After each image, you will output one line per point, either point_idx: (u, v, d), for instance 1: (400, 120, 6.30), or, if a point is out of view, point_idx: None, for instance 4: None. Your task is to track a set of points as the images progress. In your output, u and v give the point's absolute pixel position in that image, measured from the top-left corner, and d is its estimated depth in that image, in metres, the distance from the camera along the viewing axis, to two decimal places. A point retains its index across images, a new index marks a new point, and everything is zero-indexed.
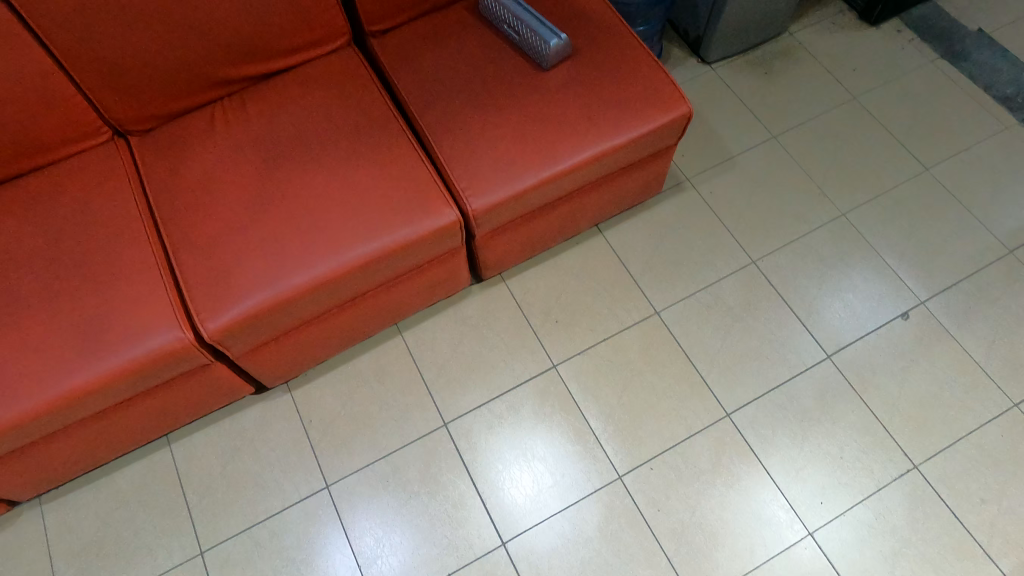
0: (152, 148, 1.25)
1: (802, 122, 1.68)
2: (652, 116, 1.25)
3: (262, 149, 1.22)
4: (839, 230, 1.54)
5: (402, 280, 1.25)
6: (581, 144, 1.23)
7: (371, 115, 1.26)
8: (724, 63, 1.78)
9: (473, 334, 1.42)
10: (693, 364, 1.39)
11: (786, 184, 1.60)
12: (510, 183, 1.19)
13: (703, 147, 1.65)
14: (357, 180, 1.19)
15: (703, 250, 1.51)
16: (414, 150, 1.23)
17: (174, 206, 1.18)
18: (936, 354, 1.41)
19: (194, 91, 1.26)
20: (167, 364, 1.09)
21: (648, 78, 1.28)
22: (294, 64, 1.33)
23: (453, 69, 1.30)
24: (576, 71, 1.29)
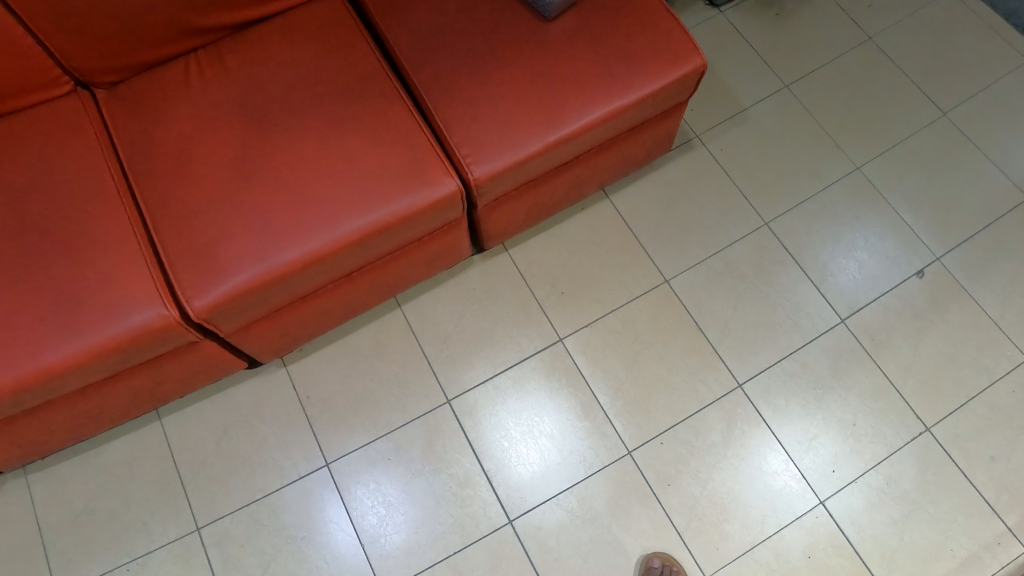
0: (121, 103, 1.15)
1: (817, 68, 1.54)
2: (665, 72, 1.16)
3: (244, 110, 1.12)
4: (855, 187, 1.43)
5: (401, 253, 1.18)
6: (589, 105, 1.14)
7: (362, 72, 1.16)
8: (735, 5, 1.62)
9: (475, 306, 1.36)
10: (704, 334, 1.34)
11: (798, 136, 1.48)
12: (514, 149, 1.11)
13: (712, 99, 1.52)
14: (349, 145, 1.10)
15: (714, 211, 1.42)
16: (409, 111, 1.14)
17: (148, 171, 1.09)
18: (952, 312, 1.35)
19: (166, 40, 1.15)
20: (151, 342, 1.02)
21: (661, 28, 1.18)
22: (274, 11, 1.21)
23: (449, 21, 1.19)
24: (582, 22, 1.18)
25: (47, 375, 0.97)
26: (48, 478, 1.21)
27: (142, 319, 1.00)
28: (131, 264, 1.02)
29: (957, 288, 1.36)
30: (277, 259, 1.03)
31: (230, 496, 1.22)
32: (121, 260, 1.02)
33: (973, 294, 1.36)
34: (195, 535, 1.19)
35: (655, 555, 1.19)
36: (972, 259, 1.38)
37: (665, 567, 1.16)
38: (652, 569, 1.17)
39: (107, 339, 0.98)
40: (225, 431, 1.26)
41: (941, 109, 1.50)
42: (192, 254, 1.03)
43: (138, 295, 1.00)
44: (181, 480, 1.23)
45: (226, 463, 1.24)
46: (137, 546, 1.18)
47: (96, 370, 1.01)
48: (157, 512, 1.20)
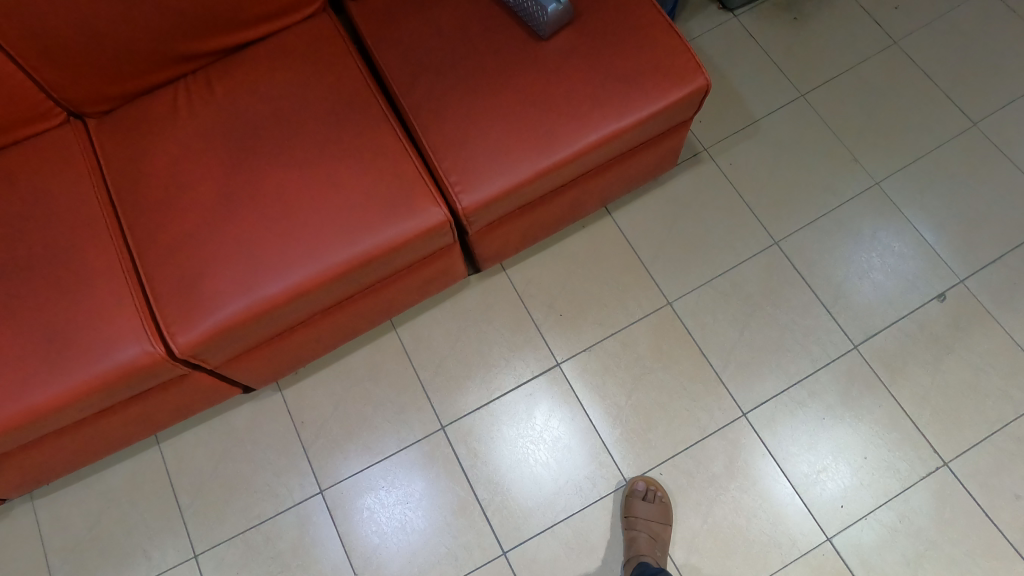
0: (111, 133, 1.13)
1: (835, 76, 1.46)
2: (664, 92, 1.10)
3: (230, 138, 1.10)
4: (873, 204, 1.35)
5: (391, 281, 1.16)
6: (584, 128, 1.09)
7: (350, 96, 1.13)
8: (749, 9, 1.54)
9: (471, 328, 1.33)
10: (708, 359, 1.29)
11: (814, 149, 1.40)
12: (504, 177, 1.08)
13: (722, 111, 1.44)
14: (334, 174, 1.07)
15: (722, 229, 1.36)
16: (398, 137, 1.10)
17: (135, 204, 1.08)
18: (975, 338, 1.27)
19: (155, 67, 1.14)
20: (138, 378, 1.02)
21: (661, 45, 1.12)
22: (263, 35, 1.18)
23: (440, 40, 1.15)
24: (578, 40, 1.13)
25: (36, 413, 0.98)
26: (53, 502, 1.24)
27: (128, 356, 1.00)
28: (118, 300, 1.02)
29: (982, 312, 1.28)
30: (261, 292, 1.02)
31: (226, 522, 1.23)
32: (108, 296, 1.02)
33: (998, 319, 1.28)
34: (192, 562, 1.20)
35: (640, 479, 1.22)
36: (1000, 282, 1.29)
37: (649, 491, 1.20)
38: (636, 492, 1.20)
39: (94, 376, 0.99)
40: (221, 456, 1.26)
41: (971, 119, 1.40)
42: (176, 289, 1.02)
43: (123, 332, 1.01)
44: (179, 505, 1.24)
45: (222, 487, 1.25)
46: (137, 571, 1.20)
47: (86, 406, 1.02)
48: (156, 537, 1.22)
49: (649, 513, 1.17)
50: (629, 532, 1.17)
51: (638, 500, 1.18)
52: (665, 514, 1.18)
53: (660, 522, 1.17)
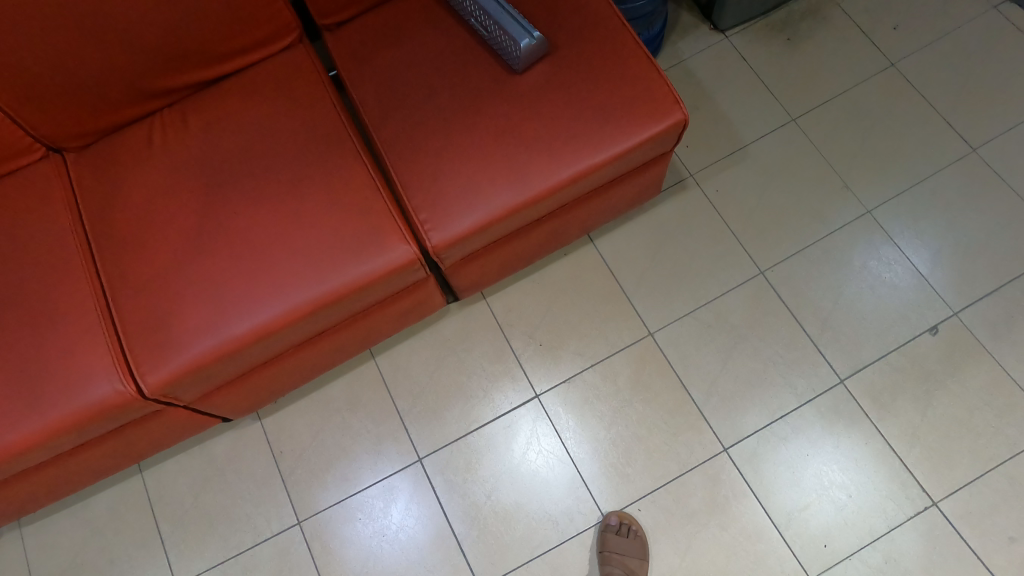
0: (89, 168, 1.13)
1: (829, 100, 1.41)
2: (638, 127, 1.09)
3: (202, 174, 1.10)
4: (864, 232, 1.31)
5: (364, 315, 1.16)
6: (555, 164, 1.08)
7: (322, 131, 1.12)
8: (741, 29, 1.50)
9: (450, 358, 1.33)
10: (689, 392, 1.26)
11: (804, 175, 1.36)
12: (474, 214, 1.07)
13: (710, 136, 1.41)
14: (304, 211, 1.07)
15: (705, 258, 1.33)
16: (369, 174, 1.10)
17: (110, 241, 1.08)
18: (969, 373, 1.22)
19: (130, 102, 1.13)
20: (111, 416, 1.03)
21: (636, 78, 1.10)
22: (239, 67, 1.17)
23: (414, 73, 1.13)
24: (552, 73, 1.11)
25: (11, 452, 0.99)
26: (40, 529, 1.26)
27: (100, 395, 1.01)
28: (91, 339, 1.03)
29: (977, 346, 1.23)
30: (229, 331, 1.03)
31: (206, 552, 1.24)
32: (82, 335, 1.03)
33: (995, 354, 1.23)
34: None
35: (614, 513, 1.20)
36: (997, 314, 1.24)
37: (623, 525, 1.18)
38: (610, 526, 1.18)
39: (66, 415, 1.00)
40: (202, 485, 1.28)
41: (971, 145, 1.35)
42: (148, 328, 1.04)
43: (96, 371, 1.02)
44: (161, 534, 1.25)
45: (201, 517, 1.26)
46: None
47: (61, 444, 1.03)
48: (137, 566, 1.23)
49: (624, 548, 1.15)
50: (604, 567, 1.15)
51: (612, 534, 1.17)
52: (642, 549, 1.16)
53: (637, 558, 1.15)
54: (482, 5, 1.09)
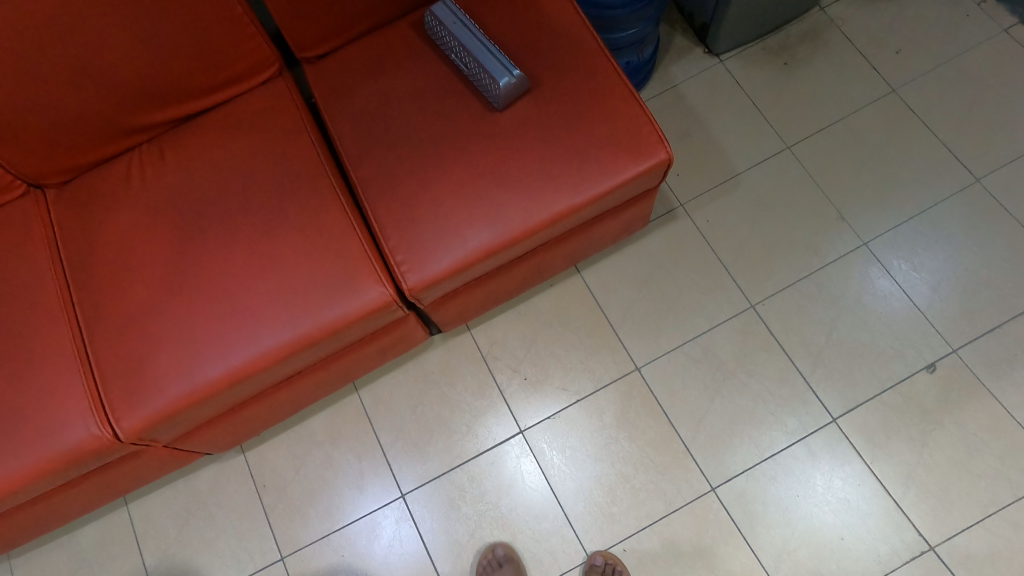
0: (68, 206, 1.12)
1: (826, 126, 1.37)
2: (617, 169, 1.08)
3: (178, 213, 1.09)
4: (859, 265, 1.26)
5: (342, 354, 1.15)
6: (534, 206, 1.07)
7: (299, 168, 1.10)
8: (737, 53, 1.47)
9: (434, 392, 1.32)
10: (676, 430, 1.23)
11: (797, 204, 1.32)
12: (450, 256, 1.06)
13: (702, 164, 1.38)
14: (281, 252, 1.07)
15: (694, 290, 1.30)
16: (345, 212, 1.08)
17: (88, 282, 1.08)
18: (968, 413, 1.16)
19: (108, 139, 1.12)
20: (88, 459, 1.04)
21: (618, 119, 1.09)
22: (219, 102, 1.15)
23: (392, 108, 1.12)
24: (533, 112, 1.10)
25: None
26: (28, 560, 1.27)
27: (76, 439, 1.01)
28: (69, 383, 1.04)
29: (977, 385, 1.17)
30: (204, 375, 1.03)
31: None
32: (60, 379, 1.04)
33: (997, 393, 1.17)
34: None
35: (598, 552, 1.18)
36: (999, 352, 1.19)
37: (608, 565, 1.16)
38: (594, 567, 1.16)
39: (42, 460, 1.00)
40: (186, 518, 1.28)
41: (974, 174, 1.30)
42: (125, 372, 1.04)
43: (72, 415, 1.02)
44: (145, 567, 1.25)
45: (184, 551, 1.26)
46: None
47: (38, 487, 1.03)
48: None
49: None
50: None
51: None
52: None
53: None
54: (463, 44, 1.08)
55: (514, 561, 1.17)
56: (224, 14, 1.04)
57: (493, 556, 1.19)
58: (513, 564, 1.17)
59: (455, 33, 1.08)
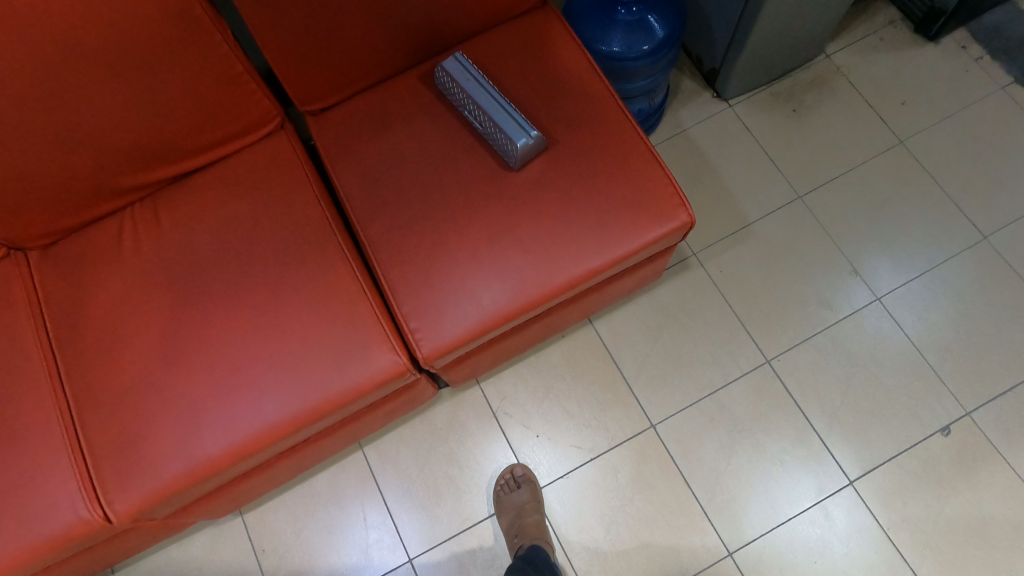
0: (53, 269, 1.05)
1: (837, 176, 1.37)
2: (639, 231, 1.04)
3: (175, 277, 1.03)
4: (874, 322, 1.26)
5: (350, 422, 1.09)
6: (553, 270, 1.03)
7: (305, 230, 1.04)
8: (745, 98, 1.45)
9: (442, 449, 1.27)
10: (693, 491, 1.20)
11: (811, 256, 1.31)
12: (466, 323, 1.02)
13: (714, 213, 1.36)
14: (287, 320, 1.01)
15: (709, 344, 1.28)
16: (355, 276, 1.03)
17: (78, 351, 1.01)
18: (983, 479, 1.15)
19: (98, 200, 1.05)
20: (77, 542, 0.97)
21: (639, 179, 1.06)
22: (217, 160, 1.10)
23: (404, 166, 1.07)
24: (551, 172, 1.06)
25: None
26: None
27: (64, 523, 0.95)
28: (56, 462, 0.97)
29: (990, 450, 1.17)
30: (205, 451, 0.97)
31: None
32: (47, 458, 0.97)
33: (1010, 460, 1.16)
34: None
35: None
36: (1011, 416, 1.18)
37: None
38: None
39: (26, 548, 0.93)
40: None
41: (981, 232, 1.30)
42: (118, 450, 0.97)
43: (61, 497, 0.95)
44: None
45: None
46: None
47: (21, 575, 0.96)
48: None
49: None
50: None
51: None
52: None
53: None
54: (477, 102, 1.03)
55: (531, 484, 1.20)
56: (226, 71, 0.99)
57: (511, 477, 1.21)
58: (530, 487, 1.20)
59: (469, 91, 1.03)
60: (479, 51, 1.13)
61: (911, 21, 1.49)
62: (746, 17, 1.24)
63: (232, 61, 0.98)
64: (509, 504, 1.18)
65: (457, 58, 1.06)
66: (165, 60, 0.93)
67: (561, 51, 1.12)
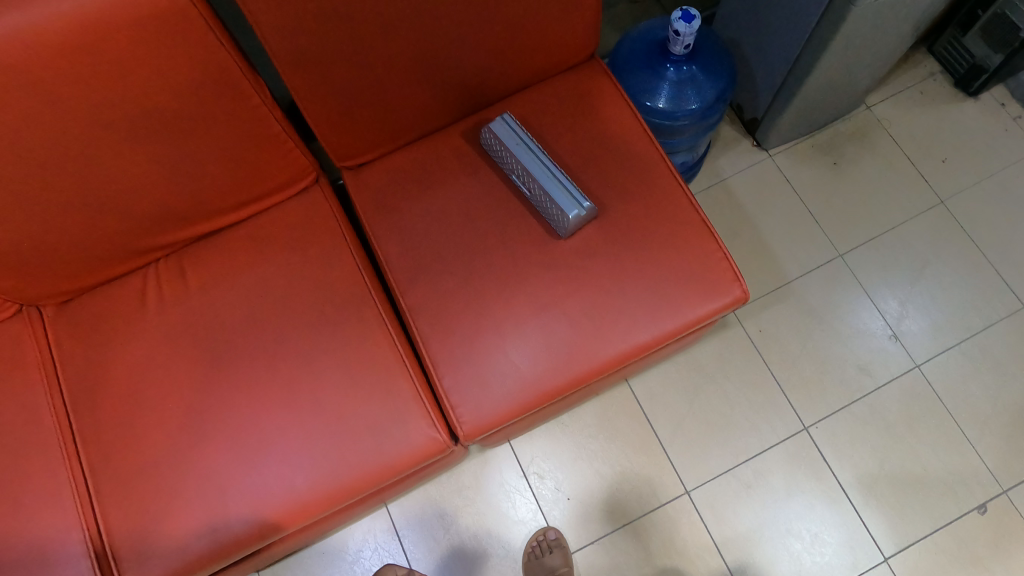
0: (70, 328, 0.99)
1: (877, 235, 1.36)
2: (692, 306, 0.99)
3: (201, 343, 0.96)
4: (911, 391, 1.26)
5: (379, 494, 1.02)
6: (603, 345, 0.98)
7: (342, 295, 0.99)
8: (785, 148, 1.42)
9: (469, 510, 1.23)
10: (726, 563, 1.17)
11: (849, 320, 1.32)
12: (510, 400, 0.96)
13: (752, 270, 1.35)
14: (319, 391, 0.94)
15: (745, 406, 1.27)
16: (394, 345, 0.97)
17: (94, 418, 0.94)
18: (1018, 560, 1.15)
19: (119, 257, 0.99)
20: None
21: (693, 250, 1.01)
22: (245, 217, 1.04)
23: (448, 229, 1.02)
24: (602, 241, 1.01)
25: None
26: None
27: None
28: (67, 540, 0.90)
29: None
30: (229, 532, 0.90)
31: None
32: (57, 535, 0.90)
33: None
34: None
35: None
36: None
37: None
38: None
39: None
40: None
41: (1020, 301, 1.30)
42: (133, 529, 0.90)
43: None
44: None
45: None
46: None
47: None
48: None
49: None
50: None
51: None
52: None
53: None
54: (526, 167, 0.97)
55: (563, 548, 1.16)
56: (261, 131, 0.93)
57: (543, 540, 1.17)
58: (563, 551, 1.15)
59: (518, 156, 0.97)
60: (527, 107, 1.08)
61: (952, 74, 1.45)
62: (795, 74, 1.21)
63: (270, 122, 0.93)
64: (540, 570, 1.13)
65: (505, 119, 1.00)
66: (200, 122, 0.88)
67: (611, 110, 1.07)
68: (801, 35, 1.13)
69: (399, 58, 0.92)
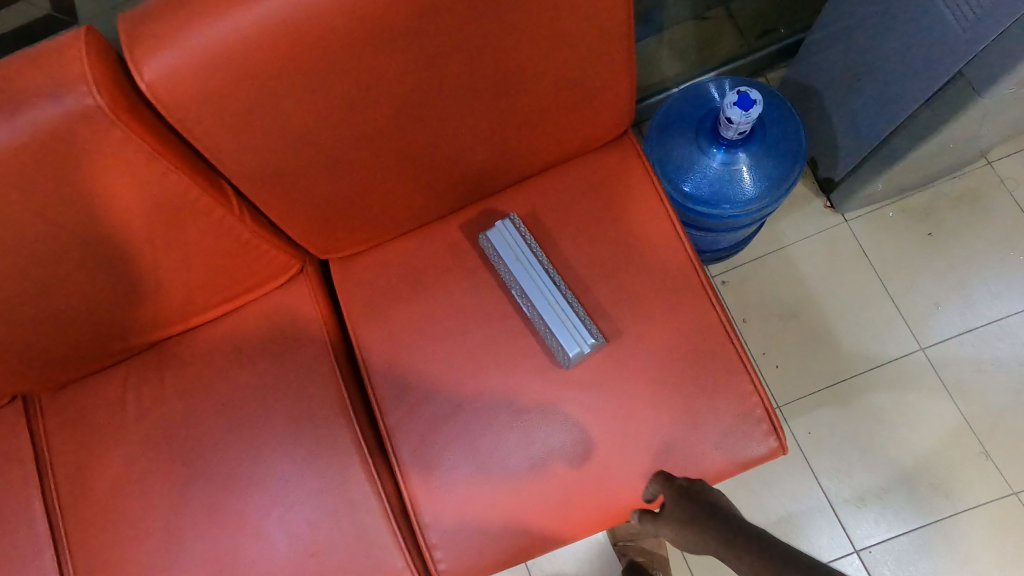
0: (58, 422, 0.97)
1: (977, 326, 1.13)
2: (718, 459, 0.83)
3: (177, 454, 0.92)
4: (1002, 524, 1.06)
5: None
6: (604, 496, 0.85)
7: (321, 412, 0.91)
8: (864, 212, 1.21)
9: None
10: None
11: (927, 429, 1.11)
12: (498, 546, 0.86)
13: (809, 357, 1.16)
14: (293, 518, 0.88)
15: (784, 520, 1.11)
16: (371, 474, 0.89)
17: (73, 523, 0.92)
18: None
19: (100, 353, 0.95)
20: None
21: (727, 391, 0.84)
22: (223, 312, 0.98)
23: (438, 343, 0.90)
24: (614, 372, 0.85)
25: None
26: None
27: None
28: None
29: None
30: None
31: None
32: None
33: None
34: None
35: None
36: None
37: None
38: None
39: None
40: None
41: None
42: None
43: None
44: None
45: None
46: None
47: None
48: None
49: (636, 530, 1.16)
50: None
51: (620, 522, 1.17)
52: None
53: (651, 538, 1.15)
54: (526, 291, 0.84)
55: None
56: (227, 240, 0.84)
57: None
58: None
59: (517, 273, 0.84)
60: (539, 198, 0.92)
61: None
62: (888, 147, 0.97)
63: (239, 230, 0.83)
64: None
65: (506, 225, 0.86)
66: (155, 239, 0.79)
67: (638, 205, 0.89)
68: (901, 110, 0.90)
69: (382, 167, 0.80)
